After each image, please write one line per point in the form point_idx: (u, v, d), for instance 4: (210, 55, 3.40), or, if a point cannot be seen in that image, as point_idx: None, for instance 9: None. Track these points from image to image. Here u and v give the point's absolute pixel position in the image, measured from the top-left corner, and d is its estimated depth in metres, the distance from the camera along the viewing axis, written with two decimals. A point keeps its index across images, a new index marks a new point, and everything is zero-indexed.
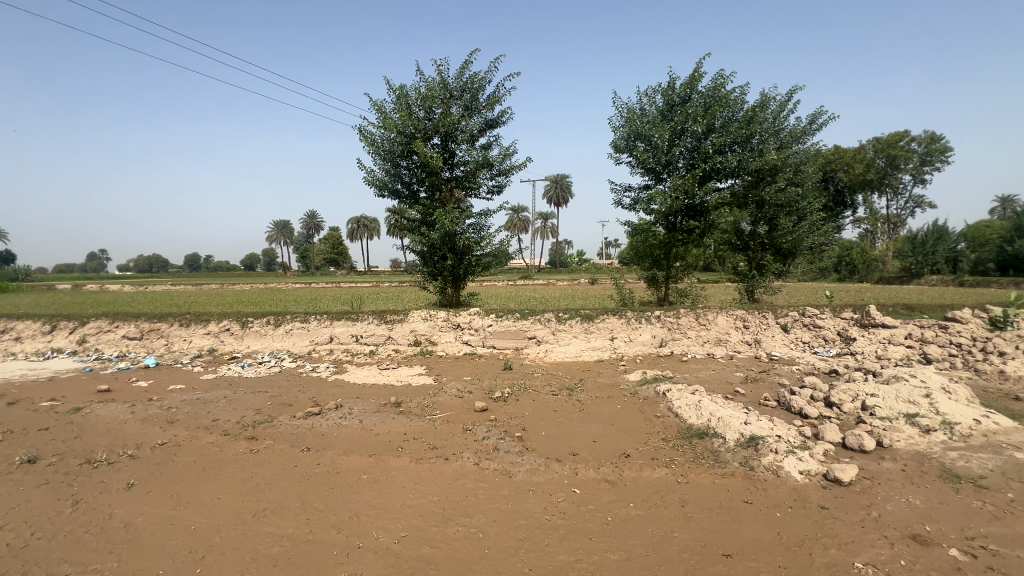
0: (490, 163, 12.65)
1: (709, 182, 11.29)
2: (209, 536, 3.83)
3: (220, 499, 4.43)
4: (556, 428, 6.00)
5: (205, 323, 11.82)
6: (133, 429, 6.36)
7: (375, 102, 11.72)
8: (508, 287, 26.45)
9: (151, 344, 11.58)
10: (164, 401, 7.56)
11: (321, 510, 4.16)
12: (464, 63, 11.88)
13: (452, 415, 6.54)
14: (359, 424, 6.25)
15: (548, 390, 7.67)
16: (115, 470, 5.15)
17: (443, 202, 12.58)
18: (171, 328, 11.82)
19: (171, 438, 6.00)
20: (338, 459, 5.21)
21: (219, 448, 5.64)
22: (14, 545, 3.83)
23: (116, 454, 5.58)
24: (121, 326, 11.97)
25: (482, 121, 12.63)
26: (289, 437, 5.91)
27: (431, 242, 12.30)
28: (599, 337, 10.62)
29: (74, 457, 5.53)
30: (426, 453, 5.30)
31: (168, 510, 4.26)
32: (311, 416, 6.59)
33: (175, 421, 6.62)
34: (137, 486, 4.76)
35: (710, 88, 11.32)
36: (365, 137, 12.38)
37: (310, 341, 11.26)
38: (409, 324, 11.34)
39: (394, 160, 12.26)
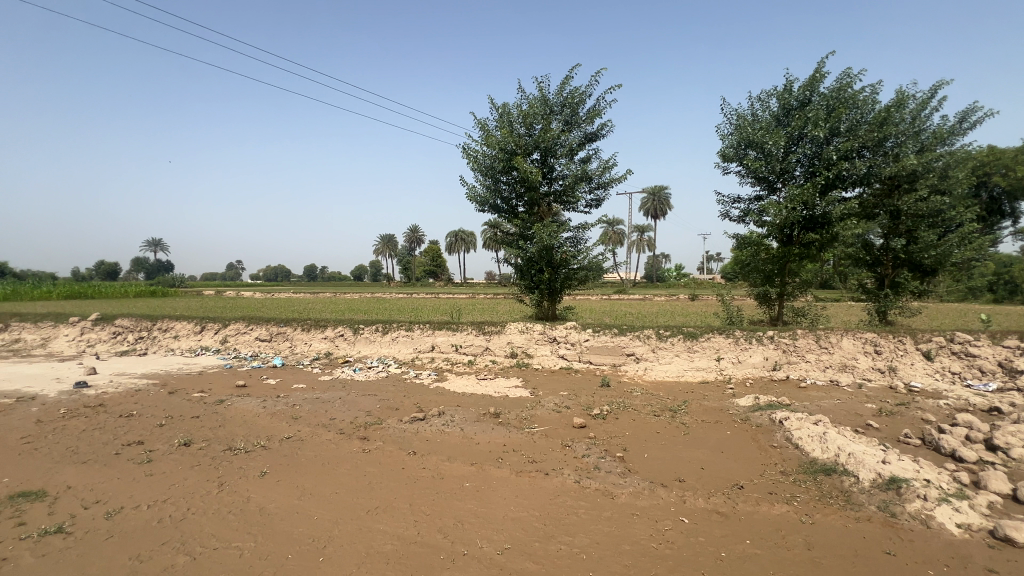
0: (589, 176, 12.58)
1: (833, 192, 10.28)
2: (330, 528, 4.12)
3: (338, 494, 4.76)
4: (658, 451, 5.73)
5: (323, 328, 12.93)
6: (265, 423, 7.10)
7: (479, 120, 12.23)
8: (604, 302, 26.01)
9: (278, 346, 12.90)
10: (289, 399, 8.35)
11: (428, 514, 4.31)
12: (565, 78, 12.01)
13: (551, 430, 6.49)
14: (460, 432, 6.45)
15: (649, 411, 7.37)
16: (251, 458, 5.77)
17: (542, 216, 12.72)
18: (295, 333, 13.09)
19: (295, 432, 6.61)
20: (442, 465, 5.39)
21: (336, 446, 6.10)
22: (174, 517, 4.40)
23: (251, 444, 6.24)
24: (254, 329, 13.51)
25: (581, 135, 12.65)
26: (396, 440, 6.24)
27: (529, 256, 12.47)
28: (703, 357, 10.02)
29: (218, 443, 6.27)
30: (526, 466, 5.31)
31: (295, 500, 4.65)
32: (416, 421, 6.92)
33: (298, 417, 7.29)
34: (269, 474, 5.28)
35: (834, 89, 10.39)
36: (468, 154, 12.93)
37: (414, 349, 11.86)
38: (506, 336, 11.54)
39: (495, 176, 12.64)
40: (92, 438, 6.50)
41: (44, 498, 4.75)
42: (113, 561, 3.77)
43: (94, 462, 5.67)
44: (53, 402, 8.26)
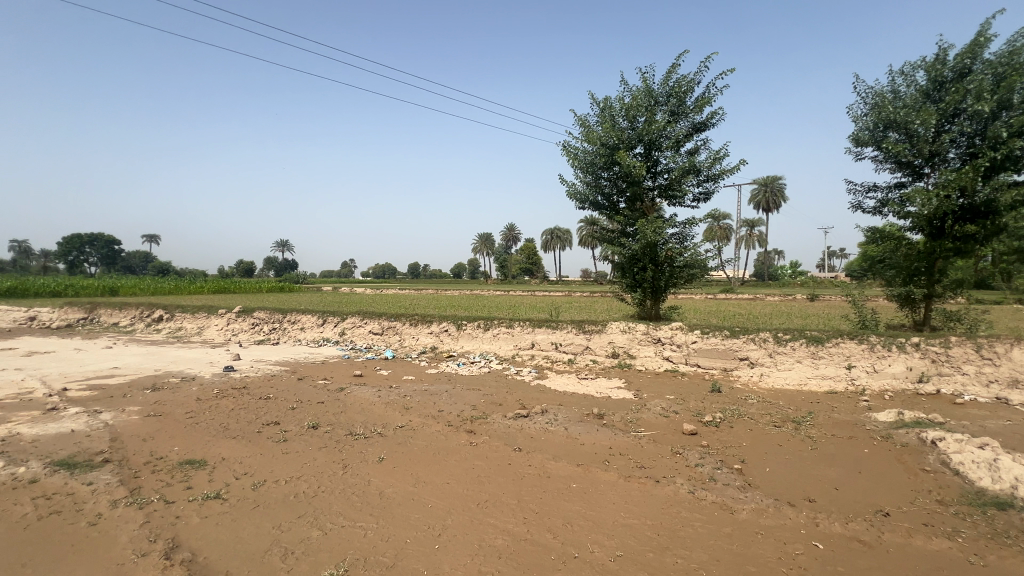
0: (697, 168, 11.89)
1: (1001, 175, 8.73)
2: (444, 517, 4.28)
3: (449, 484, 4.94)
4: (782, 466, 5.25)
5: (429, 324, 13.58)
6: (380, 411, 7.60)
7: (580, 116, 12.06)
8: (710, 301, 24.46)
9: (389, 339, 13.77)
10: (401, 389, 8.87)
11: (537, 512, 4.32)
12: (672, 67, 11.46)
13: (659, 434, 6.22)
14: (564, 432, 6.40)
15: (768, 421, 6.79)
16: (370, 444, 6.19)
17: (645, 212, 12.25)
18: (404, 327, 13.89)
19: (407, 422, 7.00)
20: (547, 463, 5.38)
21: (445, 437, 6.35)
22: (307, 493, 4.84)
23: (370, 430, 6.70)
24: (368, 323, 14.55)
25: (689, 125, 12.00)
26: (501, 435, 6.35)
27: (632, 253, 12.08)
28: (831, 364, 9.03)
29: (341, 428, 6.81)
30: (634, 471, 5.13)
31: (410, 487, 4.90)
32: (520, 418, 6.99)
33: (409, 408, 7.70)
34: (386, 461, 5.63)
35: (1004, 55, 8.81)
36: (569, 152, 12.81)
37: (514, 345, 12.04)
38: (607, 336, 11.29)
39: (597, 172, 12.40)
40: (240, 416, 7.38)
41: (204, 467, 5.47)
42: (260, 527, 4.23)
43: (242, 438, 6.43)
44: (208, 383, 9.52)
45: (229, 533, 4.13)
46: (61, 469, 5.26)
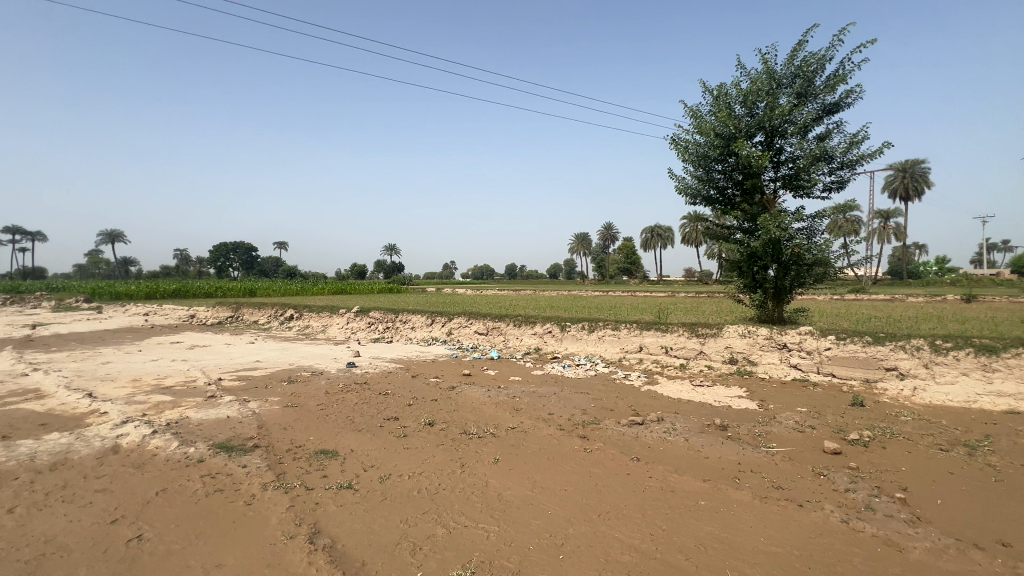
0: (829, 155, 10.69)
1: None
2: (565, 526, 4.18)
3: (568, 491, 4.82)
4: (959, 499, 4.45)
5: (533, 325, 13.62)
6: (491, 411, 7.71)
7: (691, 107, 11.37)
8: (837, 302, 22.02)
9: (493, 339, 14.02)
10: (510, 390, 8.95)
11: (664, 529, 4.05)
12: (799, 45, 10.41)
13: (796, 452, 5.61)
14: (684, 443, 6.01)
15: (932, 443, 5.85)
16: (485, 444, 6.27)
17: (766, 205, 11.25)
18: (508, 328, 14.07)
19: (519, 424, 7.00)
20: (670, 476, 5.07)
21: (558, 441, 6.25)
22: (430, 490, 4.99)
23: (483, 430, 6.80)
24: (474, 323, 14.95)
25: (819, 108, 10.83)
26: (616, 443, 6.11)
27: (751, 250, 11.15)
28: (1009, 379, 7.61)
29: (455, 427, 6.99)
30: (771, 492, 4.64)
31: (528, 492, 4.86)
32: (635, 425, 6.69)
33: (520, 409, 7.72)
34: (501, 462, 5.65)
35: None
36: (678, 145, 12.13)
37: (621, 348, 11.66)
38: (724, 340, 10.53)
39: (710, 165, 11.61)
40: (363, 410, 7.88)
41: (336, 457, 5.88)
42: (390, 520, 4.42)
43: (367, 431, 6.85)
44: (334, 378, 10.32)
45: (362, 523, 4.37)
46: (221, 451, 5.95)
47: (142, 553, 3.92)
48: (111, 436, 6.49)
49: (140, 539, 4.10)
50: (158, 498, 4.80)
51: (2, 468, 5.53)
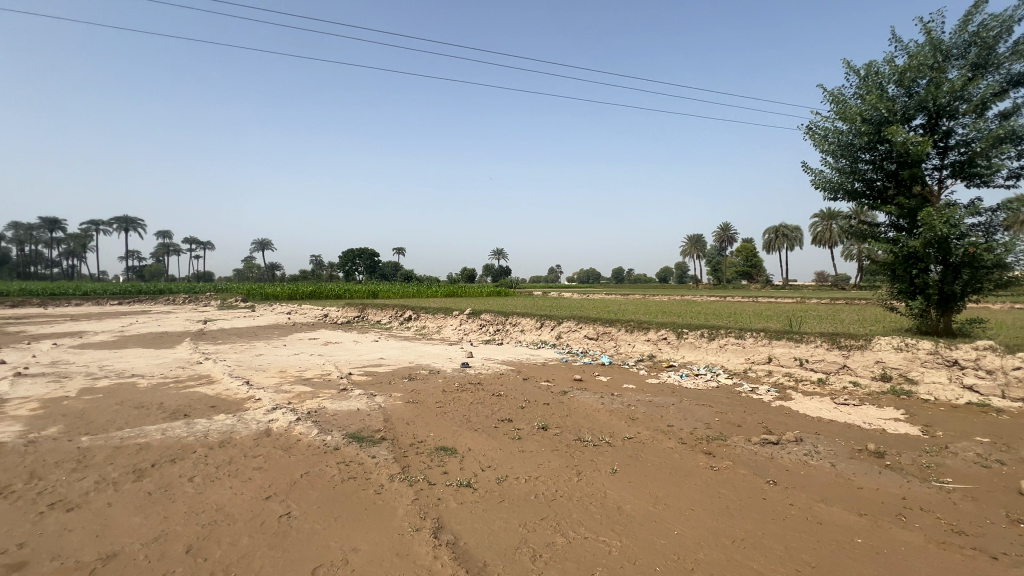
0: (1017, 135, 8.92)
1: None
2: (694, 550, 3.87)
3: (694, 511, 4.49)
4: None
5: (646, 331, 13.09)
6: (605, 418, 7.49)
7: (832, 91, 10.17)
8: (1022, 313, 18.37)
9: (604, 344, 13.70)
10: (624, 398, 8.64)
11: (813, 567, 3.58)
12: (975, 7, 8.84)
13: (980, 491, 4.68)
14: (830, 469, 5.32)
15: None
16: (601, 452, 6.09)
17: (928, 198, 9.68)
18: (619, 333, 13.67)
19: (636, 434, 6.71)
20: (815, 506, 4.49)
21: (680, 456, 5.87)
22: (547, 496, 4.93)
23: (598, 438, 6.62)
24: (584, 328, 14.75)
25: (1002, 81, 9.10)
26: (747, 462, 5.59)
27: (908, 250, 9.65)
28: None
29: (569, 432, 6.89)
30: (951, 537, 3.91)
31: (650, 508, 4.60)
32: (768, 444, 6.08)
33: (636, 419, 7.40)
34: (619, 473, 5.44)
35: None
36: (814, 134, 10.91)
37: (746, 358, 10.74)
38: (873, 353, 9.23)
39: (855, 154, 10.28)
40: (478, 410, 8.09)
41: (455, 454, 6.08)
42: (508, 523, 4.44)
43: (483, 431, 7.00)
44: (450, 377, 10.76)
45: (482, 523, 4.43)
46: (353, 441, 6.44)
47: (292, 529, 4.34)
48: (265, 420, 7.35)
49: (289, 516, 4.55)
50: (303, 479, 5.31)
51: (184, 441, 6.50)
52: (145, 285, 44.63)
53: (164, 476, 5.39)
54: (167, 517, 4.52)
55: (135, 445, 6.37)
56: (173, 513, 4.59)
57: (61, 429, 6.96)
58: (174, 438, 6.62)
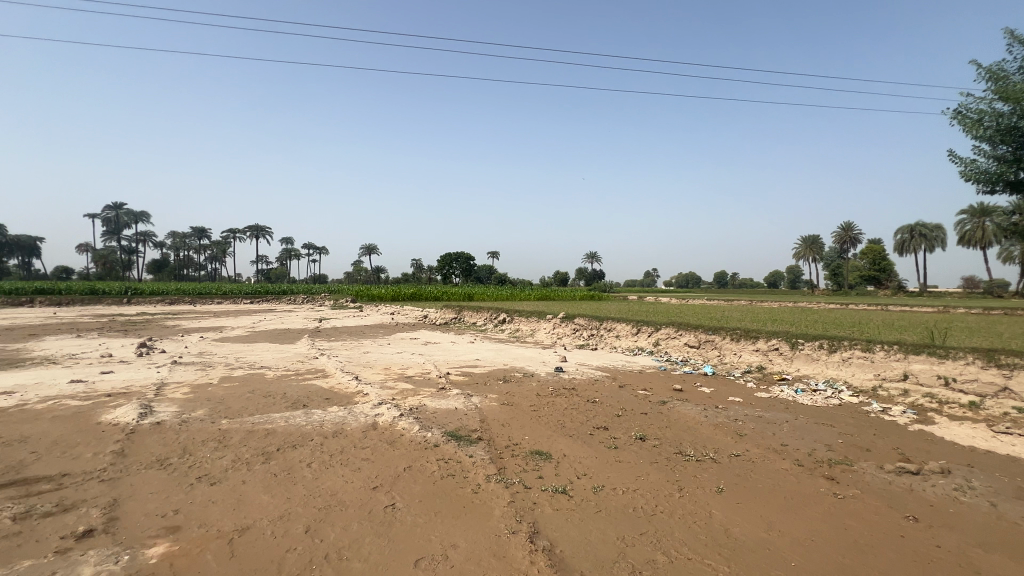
0: None
1: None
2: None
3: (816, 543, 4.04)
4: None
5: (755, 340, 12.15)
6: (709, 432, 7.04)
7: (988, 67, 8.75)
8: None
9: (706, 353, 12.93)
10: (730, 412, 8.06)
11: None
12: None
13: None
14: (989, 509, 4.53)
15: None
16: (704, 468, 5.73)
17: None
18: (724, 342, 12.84)
19: (745, 451, 6.22)
20: (970, 551, 3.85)
21: (797, 479, 5.34)
22: (646, 510, 4.72)
23: (701, 453, 6.23)
24: (684, 335, 14.05)
25: None
26: (879, 492, 4.94)
27: None
28: None
29: (669, 445, 6.56)
30: None
31: (762, 534, 4.23)
32: (905, 473, 5.33)
33: (744, 435, 6.87)
34: (725, 493, 5.06)
35: None
36: (964, 119, 9.45)
37: (876, 375, 9.54)
38: None
39: (1019, 139, 8.74)
40: (572, 415, 7.99)
41: (550, 459, 6.05)
42: (605, 534, 4.31)
43: (578, 437, 6.90)
44: (544, 381, 10.76)
45: (579, 532, 4.35)
46: (451, 439, 6.66)
47: (396, 519, 4.57)
48: (371, 414, 7.85)
49: (394, 507, 4.80)
50: (406, 473, 5.58)
51: (303, 429, 7.14)
52: (272, 286, 49.98)
53: (288, 460, 5.96)
54: (290, 498, 4.97)
55: (264, 430, 7.11)
56: (294, 495, 5.05)
57: (205, 412, 7.97)
58: (295, 426, 7.29)
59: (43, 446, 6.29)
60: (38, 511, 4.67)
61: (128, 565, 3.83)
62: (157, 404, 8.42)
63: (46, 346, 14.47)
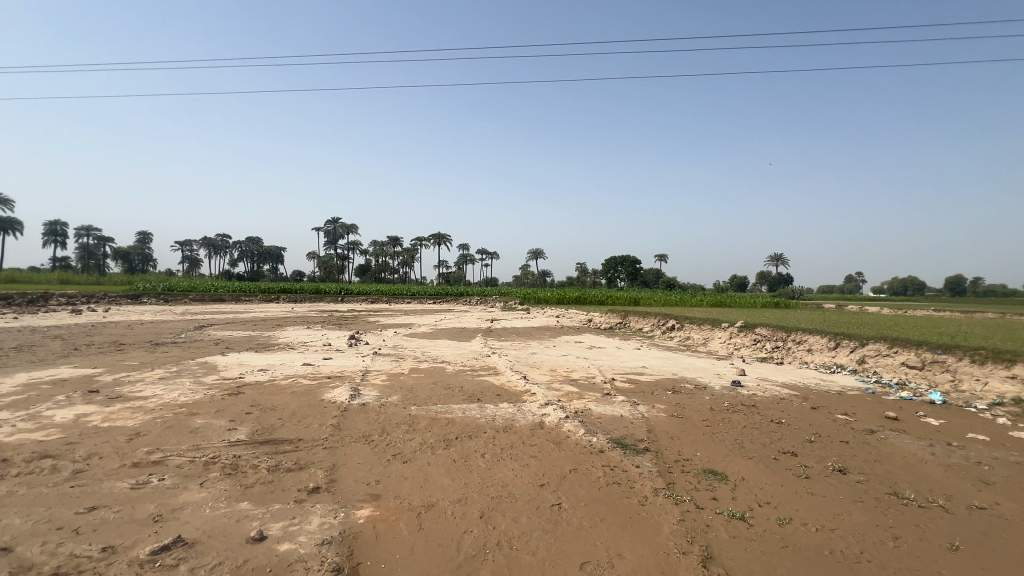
0: None
1: None
2: None
3: None
4: None
5: (1009, 365, 9.56)
6: (937, 474, 5.75)
7: None
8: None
9: (933, 376, 10.59)
10: (970, 452, 6.47)
11: None
12: None
13: None
14: None
15: None
16: (931, 518, 4.70)
17: None
18: (960, 365, 10.36)
19: (993, 504, 4.93)
20: None
21: None
22: (848, 556, 4.05)
23: (926, 498, 5.12)
24: (900, 353, 11.71)
25: None
26: None
27: None
28: None
29: (879, 483, 5.53)
30: None
31: None
32: None
33: (991, 483, 5.46)
34: (963, 553, 4.08)
35: None
36: None
37: None
38: None
39: None
40: (752, 435, 7.24)
41: (726, 481, 5.55)
42: None
43: (759, 460, 6.22)
44: (718, 394, 9.93)
45: (760, 567, 3.93)
46: (617, 446, 6.57)
47: (562, 519, 4.67)
48: (539, 413, 8.15)
49: (560, 506, 4.91)
50: (571, 475, 5.67)
51: (478, 421, 7.73)
52: (451, 288, 55.33)
53: (465, 448, 6.51)
54: (467, 483, 5.43)
55: (445, 419, 7.88)
56: (471, 481, 5.50)
57: (399, 399, 9.14)
58: (471, 418, 7.94)
59: (286, 415, 7.89)
60: (283, 466, 5.88)
61: (343, 520, 4.59)
62: (363, 388, 9.94)
63: (288, 334, 18.12)
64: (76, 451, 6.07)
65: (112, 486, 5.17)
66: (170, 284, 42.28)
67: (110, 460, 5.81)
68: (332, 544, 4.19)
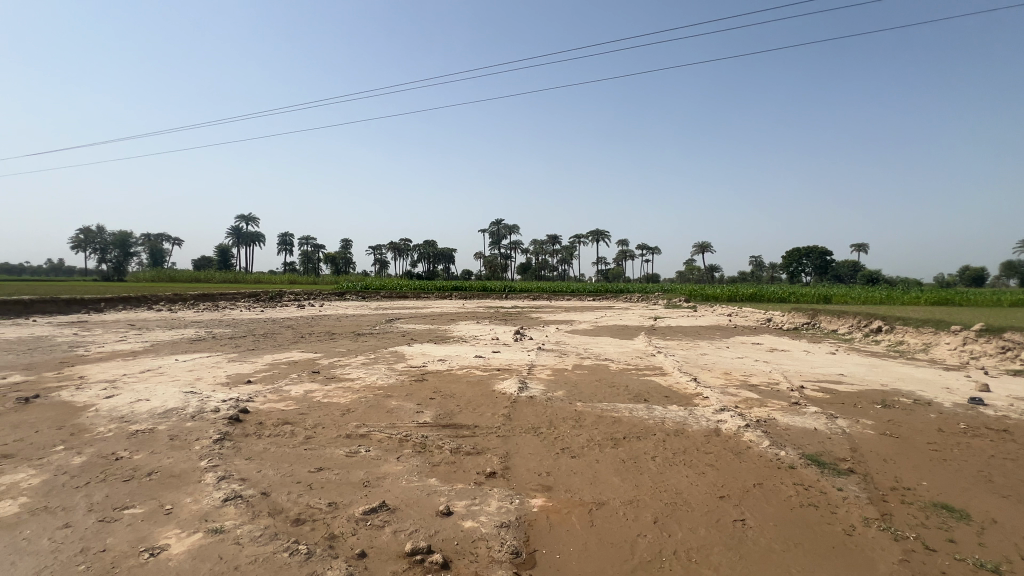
0: None
1: None
2: None
3: None
4: None
5: None
6: None
7: None
8: None
9: None
10: None
11: None
12: None
13: None
14: None
15: None
16: None
17: None
18: None
19: None
20: None
21: None
22: None
23: None
24: None
25: None
26: None
27: None
28: None
29: None
30: None
31: None
32: None
33: None
34: None
35: None
36: None
37: None
38: None
39: None
40: (1005, 468, 5.71)
41: (969, 521, 4.47)
42: None
43: (1019, 501, 4.88)
44: (949, 413, 8.09)
45: None
46: (812, 464, 5.75)
47: (748, 538, 4.25)
48: (714, 419, 7.57)
49: (744, 523, 4.47)
50: (756, 491, 5.12)
51: (646, 423, 7.47)
52: (609, 285, 54.79)
53: (633, 449, 6.35)
54: (638, 485, 5.28)
55: (611, 417, 7.78)
56: (642, 484, 5.33)
57: (564, 394, 9.31)
58: (639, 418, 7.71)
59: (463, 402, 8.60)
60: (463, 449, 6.42)
61: (518, 507, 4.83)
62: (530, 381, 10.35)
63: (461, 328, 19.76)
64: (306, 420, 7.43)
65: (332, 452, 6.21)
66: (366, 283, 49.48)
67: (330, 430, 6.99)
68: (510, 527, 4.43)
